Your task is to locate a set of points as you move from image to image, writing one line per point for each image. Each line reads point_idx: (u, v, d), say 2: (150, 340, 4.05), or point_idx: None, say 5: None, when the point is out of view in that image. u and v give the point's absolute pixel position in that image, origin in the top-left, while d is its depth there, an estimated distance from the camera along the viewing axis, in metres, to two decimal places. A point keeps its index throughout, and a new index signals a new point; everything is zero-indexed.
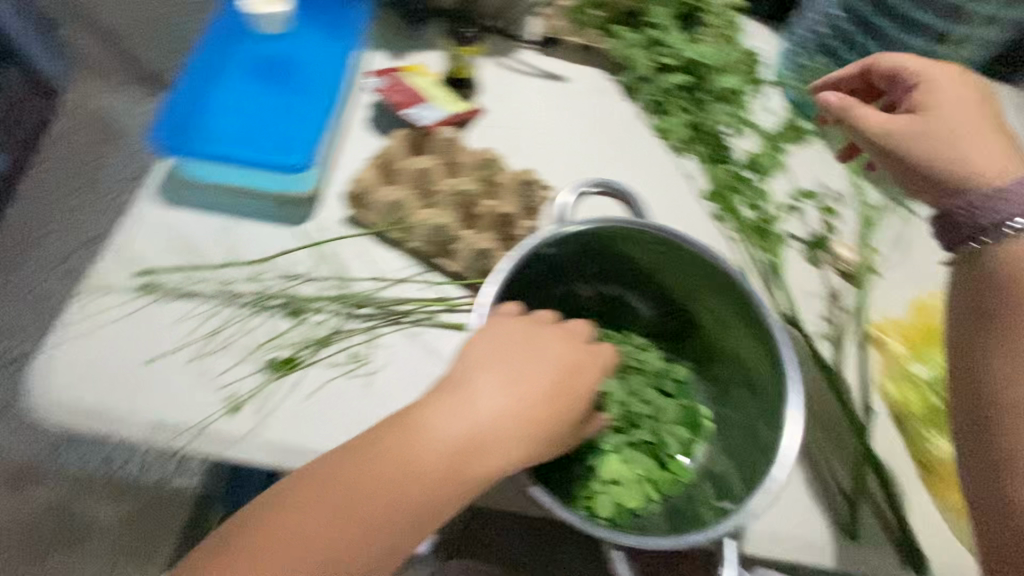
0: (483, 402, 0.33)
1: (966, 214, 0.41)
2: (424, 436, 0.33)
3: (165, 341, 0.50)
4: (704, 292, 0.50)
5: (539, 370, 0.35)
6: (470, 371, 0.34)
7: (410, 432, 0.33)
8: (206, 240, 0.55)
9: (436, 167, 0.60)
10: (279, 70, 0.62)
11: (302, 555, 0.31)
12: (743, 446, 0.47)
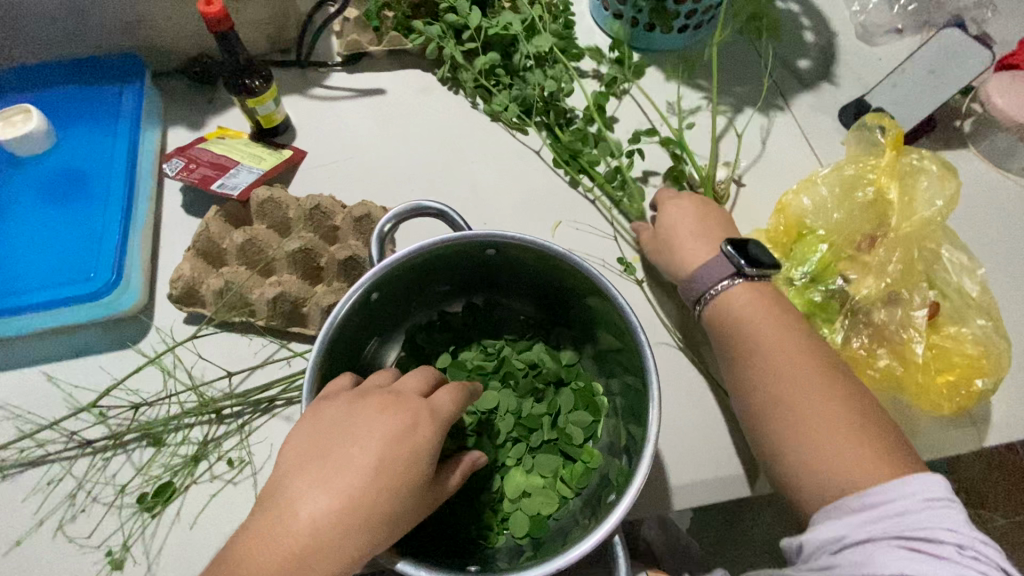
0: (317, 499, 0.32)
1: (689, 291, 0.52)
2: (271, 542, 0.31)
3: (26, 521, 0.46)
4: (556, 282, 0.48)
5: (363, 451, 0.33)
6: (318, 452, 0.34)
7: (261, 539, 0.31)
8: (50, 392, 0.51)
9: (261, 234, 0.56)
10: (61, 186, 0.57)
11: None
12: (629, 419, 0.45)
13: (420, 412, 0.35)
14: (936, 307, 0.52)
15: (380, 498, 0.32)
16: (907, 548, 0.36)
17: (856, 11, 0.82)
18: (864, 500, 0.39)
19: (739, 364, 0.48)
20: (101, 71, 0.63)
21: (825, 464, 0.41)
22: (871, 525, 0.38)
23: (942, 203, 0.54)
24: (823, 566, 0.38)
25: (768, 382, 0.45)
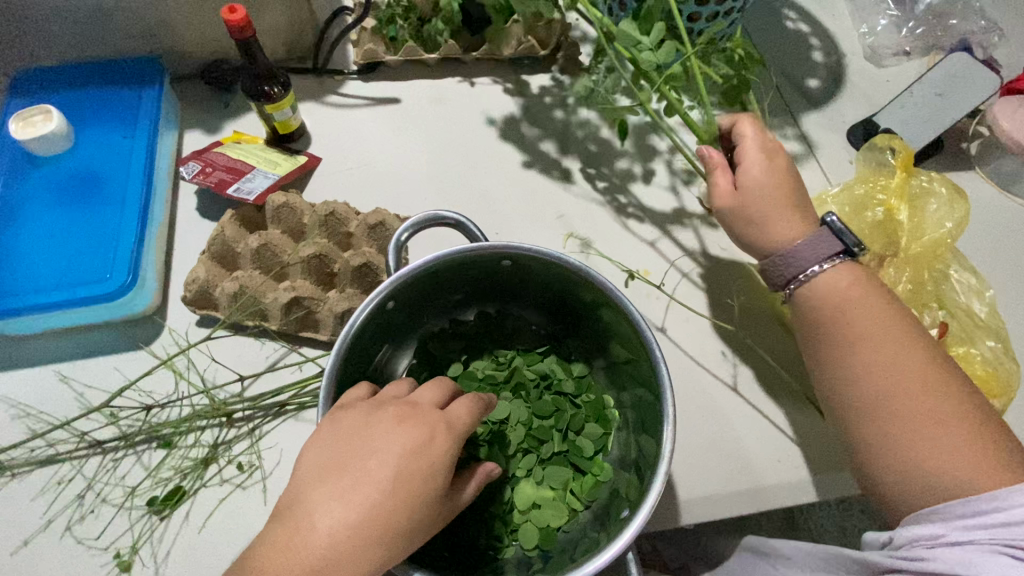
0: (336, 510, 0.32)
1: (780, 267, 0.47)
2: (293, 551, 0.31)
3: (35, 521, 0.46)
4: (572, 295, 0.48)
5: (380, 461, 0.33)
6: (344, 463, 0.33)
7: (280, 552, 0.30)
8: (64, 392, 0.51)
9: (276, 239, 0.56)
10: (79, 186, 0.57)
11: None
12: (644, 436, 0.45)
13: (437, 425, 0.35)
14: (946, 327, 0.52)
15: (395, 513, 0.32)
16: (1010, 555, 0.33)
17: (865, 34, 0.84)
18: (979, 505, 0.35)
19: (834, 361, 0.44)
20: (121, 73, 0.63)
21: (938, 470, 0.37)
22: (970, 524, 0.35)
23: (951, 225, 0.55)
24: (914, 558, 0.36)
25: (862, 383, 0.42)
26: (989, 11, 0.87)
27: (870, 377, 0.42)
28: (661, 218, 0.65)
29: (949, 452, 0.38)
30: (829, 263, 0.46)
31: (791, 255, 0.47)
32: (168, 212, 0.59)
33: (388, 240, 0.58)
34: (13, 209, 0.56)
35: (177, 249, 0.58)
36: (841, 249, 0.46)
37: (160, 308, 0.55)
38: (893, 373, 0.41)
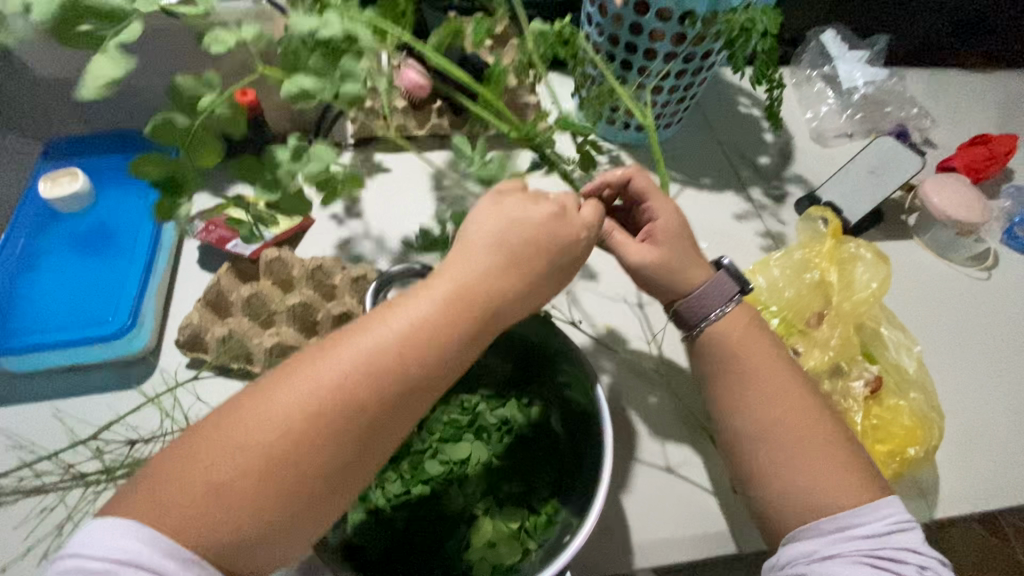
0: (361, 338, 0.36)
1: (690, 313, 0.52)
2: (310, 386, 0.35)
3: (14, 549, 0.49)
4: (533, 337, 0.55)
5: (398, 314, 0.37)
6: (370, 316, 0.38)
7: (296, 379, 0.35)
8: (57, 426, 0.55)
9: (265, 289, 0.62)
10: (93, 238, 0.64)
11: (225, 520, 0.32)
12: (590, 473, 0.48)
13: (453, 287, 0.39)
14: (879, 379, 0.56)
15: (413, 349, 0.36)
16: (870, 565, 0.41)
17: (810, 117, 0.95)
18: (841, 522, 0.43)
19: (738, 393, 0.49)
20: (141, 142, 0.72)
21: (818, 495, 0.44)
22: (841, 538, 0.42)
23: (877, 285, 0.61)
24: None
25: (759, 420, 0.47)
26: (919, 100, 0.98)
27: (765, 412, 0.47)
28: (599, 303, 0.68)
29: (833, 474, 0.44)
30: (726, 306, 0.52)
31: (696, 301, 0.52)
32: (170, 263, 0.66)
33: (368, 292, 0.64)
34: (31, 258, 0.62)
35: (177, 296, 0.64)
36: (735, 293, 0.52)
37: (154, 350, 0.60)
38: (785, 409, 0.47)
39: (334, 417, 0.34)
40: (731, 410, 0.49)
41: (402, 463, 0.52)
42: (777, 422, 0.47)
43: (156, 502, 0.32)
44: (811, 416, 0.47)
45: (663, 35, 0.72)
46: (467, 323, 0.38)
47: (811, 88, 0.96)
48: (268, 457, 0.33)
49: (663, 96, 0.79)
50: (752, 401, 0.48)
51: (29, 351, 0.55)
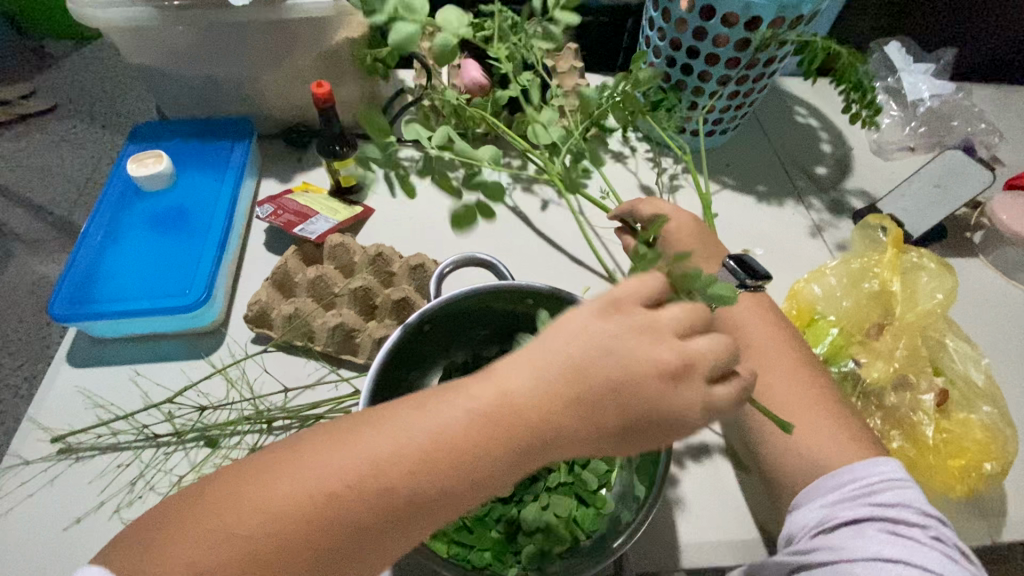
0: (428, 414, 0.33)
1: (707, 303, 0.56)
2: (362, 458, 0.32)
3: (90, 501, 0.52)
4: None
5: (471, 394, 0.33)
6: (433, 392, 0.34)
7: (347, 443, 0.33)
8: (134, 388, 0.58)
9: (329, 271, 0.64)
10: (170, 217, 0.68)
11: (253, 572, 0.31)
12: (645, 463, 0.48)
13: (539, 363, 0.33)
14: (945, 393, 0.55)
15: (478, 434, 0.32)
16: (887, 531, 0.41)
17: (871, 130, 0.93)
18: (841, 478, 0.44)
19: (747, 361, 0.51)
20: (218, 129, 0.76)
21: (823, 458, 0.45)
22: (851, 502, 0.42)
23: (941, 295, 0.60)
24: (810, 550, 0.42)
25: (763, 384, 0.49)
26: (989, 116, 0.95)
27: (775, 378, 0.49)
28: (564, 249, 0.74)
29: (836, 439, 0.46)
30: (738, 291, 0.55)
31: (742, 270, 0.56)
32: (240, 243, 0.69)
33: (425, 280, 0.65)
34: (115, 231, 0.66)
35: (247, 274, 0.67)
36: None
37: (222, 323, 0.63)
38: (792, 378, 0.49)
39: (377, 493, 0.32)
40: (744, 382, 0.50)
41: None
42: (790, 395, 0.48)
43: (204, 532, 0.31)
44: (816, 386, 0.49)
45: (727, 40, 0.71)
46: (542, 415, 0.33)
47: (873, 100, 0.94)
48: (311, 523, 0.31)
49: (722, 101, 0.79)
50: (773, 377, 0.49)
51: (112, 316, 0.59)
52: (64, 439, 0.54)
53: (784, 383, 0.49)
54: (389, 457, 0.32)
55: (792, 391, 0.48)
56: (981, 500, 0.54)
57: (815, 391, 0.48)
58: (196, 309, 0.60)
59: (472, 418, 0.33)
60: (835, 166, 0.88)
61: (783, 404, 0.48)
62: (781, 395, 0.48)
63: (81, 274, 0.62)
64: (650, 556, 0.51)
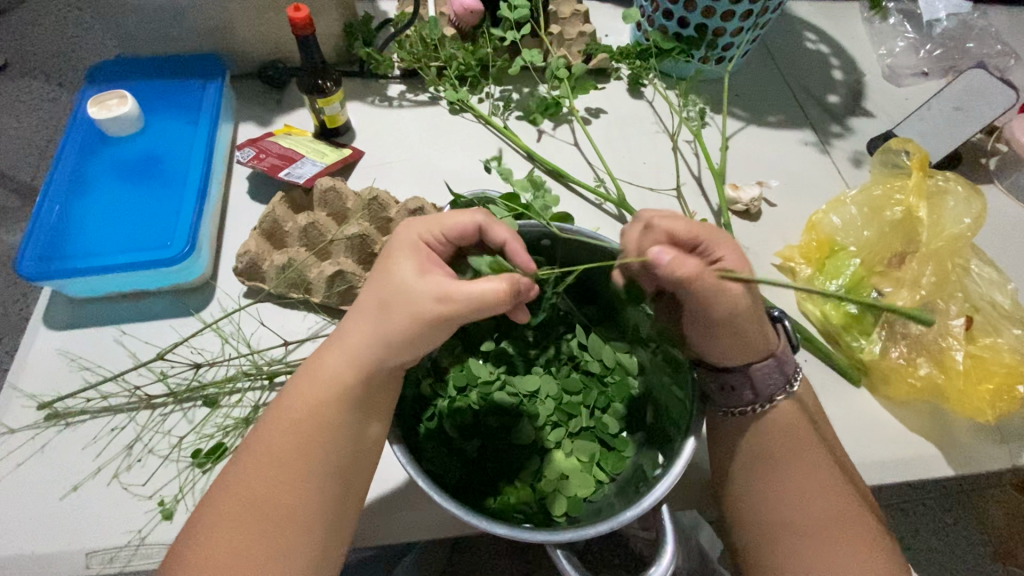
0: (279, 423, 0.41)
1: (768, 379, 0.46)
2: (238, 490, 0.39)
3: (86, 467, 0.49)
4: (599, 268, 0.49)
5: (294, 410, 0.41)
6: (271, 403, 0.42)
7: (229, 486, 0.40)
8: (121, 349, 0.55)
9: (322, 219, 0.59)
10: (140, 166, 0.62)
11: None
12: (665, 416, 0.47)
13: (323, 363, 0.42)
14: (970, 319, 0.54)
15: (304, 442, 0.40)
16: None
17: (883, 54, 0.88)
18: None
19: (763, 458, 0.46)
20: (187, 68, 0.69)
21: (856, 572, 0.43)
22: None
23: (970, 220, 0.58)
24: None
25: (779, 477, 0.46)
26: (1003, 37, 0.90)
27: (794, 477, 0.45)
28: (481, 153, 0.72)
29: (869, 547, 0.44)
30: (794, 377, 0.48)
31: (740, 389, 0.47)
32: (221, 191, 0.64)
33: None
34: (81, 183, 0.60)
35: (235, 224, 0.63)
36: (789, 375, 0.47)
37: (211, 277, 0.59)
38: (801, 476, 0.45)
39: (247, 510, 0.39)
40: (779, 486, 0.45)
41: (471, 394, 0.51)
42: (775, 432, 0.47)
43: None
44: (839, 477, 0.45)
45: None
46: (344, 390, 0.40)
47: (885, 23, 0.89)
48: (235, 545, 0.38)
49: (733, 25, 0.72)
50: (775, 493, 0.45)
51: (90, 273, 0.54)
52: (51, 405, 0.50)
53: (795, 474, 0.45)
54: (334, 400, 0.41)
55: (815, 486, 0.45)
56: (1002, 426, 0.53)
57: (823, 479, 0.45)
58: (180, 263, 0.55)
59: (287, 426, 0.41)
60: (847, 92, 0.84)
61: (812, 503, 0.45)
62: (802, 491, 0.45)
63: (50, 229, 0.57)
64: (685, 491, 0.52)
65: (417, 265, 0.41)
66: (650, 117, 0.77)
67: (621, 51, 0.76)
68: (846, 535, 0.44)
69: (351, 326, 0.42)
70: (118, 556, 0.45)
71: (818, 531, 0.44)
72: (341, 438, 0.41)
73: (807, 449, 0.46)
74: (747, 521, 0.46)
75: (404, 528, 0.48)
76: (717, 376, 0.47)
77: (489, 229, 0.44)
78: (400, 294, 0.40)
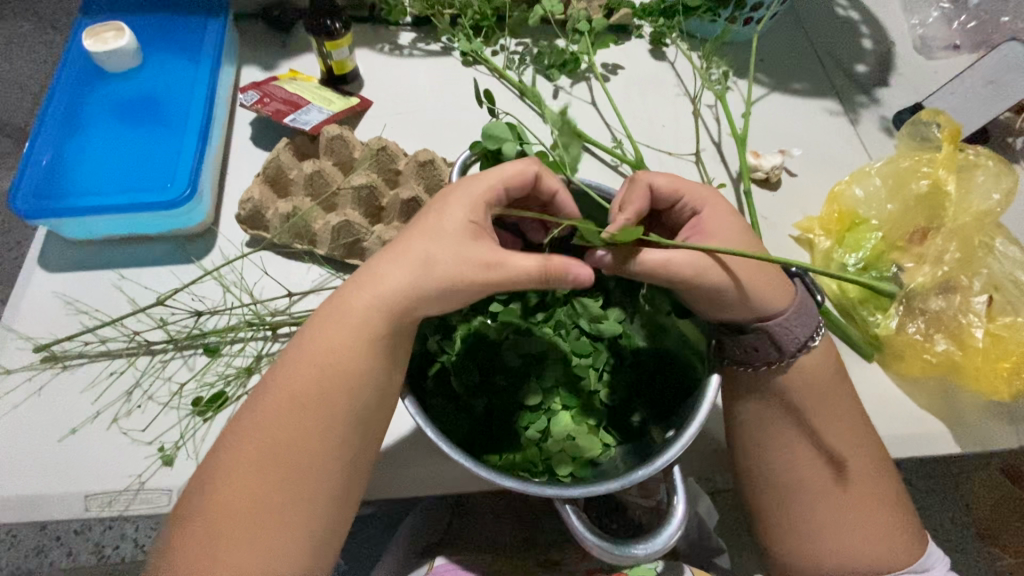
0: (284, 373, 0.40)
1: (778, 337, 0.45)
2: (241, 442, 0.38)
3: (85, 411, 0.48)
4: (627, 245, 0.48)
5: (302, 361, 0.40)
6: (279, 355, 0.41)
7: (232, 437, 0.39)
8: (119, 293, 0.53)
9: (328, 168, 0.57)
10: (139, 104, 0.59)
11: (236, 527, 0.37)
12: (681, 384, 0.46)
13: (331, 316, 0.40)
14: (992, 297, 0.53)
15: (310, 396, 0.39)
16: None
17: (915, 24, 0.84)
18: None
19: (779, 425, 0.46)
20: (187, 2, 0.66)
21: (864, 525, 0.45)
22: None
23: (999, 196, 0.56)
24: None
25: (794, 441, 0.46)
26: None
27: (807, 441, 0.46)
28: (494, 107, 0.69)
29: (879, 502, 0.45)
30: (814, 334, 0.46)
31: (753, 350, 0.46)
32: (223, 135, 0.61)
33: (436, 179, 0.58)
34: (76, 120, 0.58)
35: (238, 171, 0.60)
36: (794, 349, 0.45)
37: (212, 223, 0.57)
38: (816, 437, 0.46)
39: (250, 461, 0.38)
40: (791, 449, 0.46)
41: (478, 354, 0.49)
42: (787, 402, 0.46)
43: (207, 522, 0.37)
44: (853, 441, 0.46)
45: None
46: (353, 342, 0.39)
47: None
48: (239, 494, 0.37)
49: None
50: (782, 452, 0.46)
51: (85, 213, 0.52)
52: (48, 347, 0.49)
53: (808, 436, 0.46)
54: (355, 349, 0.39)
55: (827, 448, 0.46)
56: (1014, 407, 0.53)
57: (837, 441, 0.46)
58: (181, 207, 0.53)
59: (292, 377, 0.39)
60: (876, 61, 0.80)
61: (825, 463, 0.46)
62: (814, 452, 0.46)
63: (44, 166, 0.55)
64: (693, 459, 0.51)
65: (471, 214, 0.40)
66: (671, 79, 0.74)
67: (644, 7, 0.73)
68: (856, 494, 0.45)
69: (387, 270, 0.40)
70: (118, 500, 0.44)
71: (828, 487, 0.45)
72: (355, 387, 0.39)
73: (821, 416, 0.46)
74: (759, 483, 0.47)
75: (411, 482, 0.48)
76: (735, 339, 0.46)
77: (543, 180, 0.42)
78: (451, 249, 0.39)
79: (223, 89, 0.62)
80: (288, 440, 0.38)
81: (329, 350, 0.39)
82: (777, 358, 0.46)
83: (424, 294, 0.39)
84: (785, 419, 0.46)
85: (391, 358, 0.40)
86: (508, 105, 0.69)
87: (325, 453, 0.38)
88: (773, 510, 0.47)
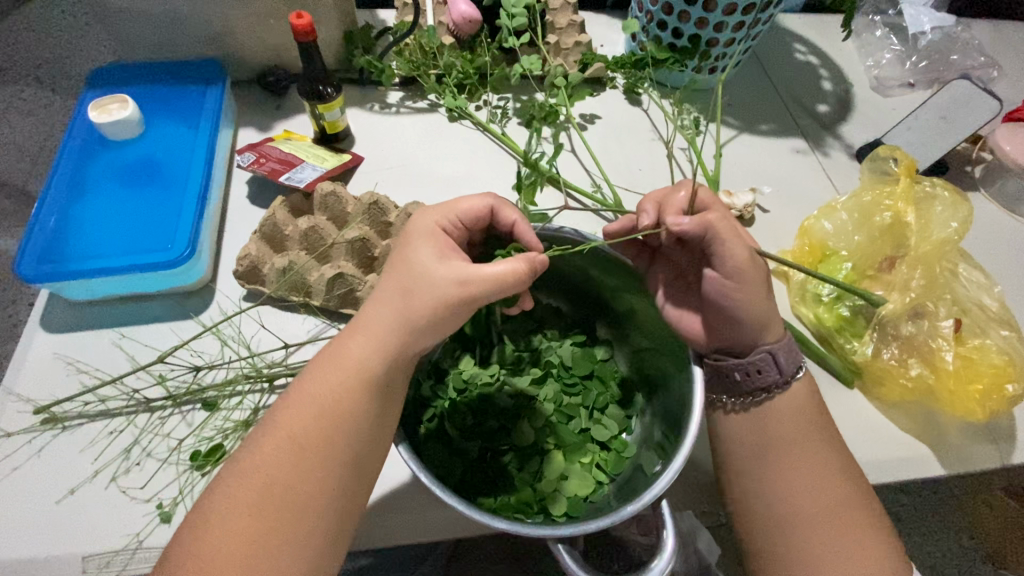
0: (280, 423, 0.41)
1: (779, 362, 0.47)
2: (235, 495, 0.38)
3: (83, 470, 0.48)
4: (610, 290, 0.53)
5: (297, 412, 0.41)
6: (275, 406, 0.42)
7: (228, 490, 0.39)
8: (121, 352, 0.55)
9: (323, 223, 0.60)
10: (140, 169, 0.62)
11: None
12: (669, 414, 0.47)
13: (326, 365, 0.42)
14: (959, 321, 0.56)
15: (305, 445, 0.40)
16: None
17: (870, 66, 0.89)
18: None
19: (767, 456, 0.47)
20: (187, 73, 0.70)
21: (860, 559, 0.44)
22: None
23: (956, 224, 0.60)
24: None
25: (780, 471, 0.47)
26: (988, 49, 0.92)
27: (795, 470, 0.47)
28: (479, 158, 0.73)
29: (870, 535, 0.45)
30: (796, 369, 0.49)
31: (759, 374, 0.47)
32: (221, 195, 0.64)
33: None
34: (81, 185, 0.61)
35: (236, 230, 0.63)
36: (790, 374, 0.48)
37: (210, 280, 0.59)
38: (802, 466, 0.47)
39: (244, 514, 0.38)
40: (778, 478, 0.47)
41: (471, 396, 0.51)
42: (771, 431, 0.48)
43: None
44: (837, 469, 0.46)
45: None
46: (347, 388, 0.40)
47: (873, 36, 0.91)
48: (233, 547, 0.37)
49: (726, 35, 0.73)
50: (776, 485, 0.47)
51: (88, 275, 0.54)
52: (48, 409, 0.50)
53: (796, 466, 0.47)
54: (352, 397, 0.40)
55: (815, 477, 0.46)
56: (993, 427, 0.54)
57: (824, 469, 0.46)
58: (180, 265, 0.55)
59: (287, 428, 0.40)
60: (837, 101, 0.86)
61: (815, 494, 0.46)
62: (803, 483, 0.46)
63: (49, 231, 0.57)
64: (685, 492, 0.52)
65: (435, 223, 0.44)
66: (646, 125, 0.78)
67: (615, 61, 0.78)
68: (847, 524, 0.45)
69: (377, 315, 0.41)
70: (116, 560, 0.44)
71: (820, 520, 0.45)
72: (349, 432, 0.40)
73: (806, 444, 0.47)
74: (750, 514, 0.47)
75: (408, 528, 0.48)
76: (735, 364, 0.48)
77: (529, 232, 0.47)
78: (426, 278, 0.40)
79: (221, 151, 0.66)
80: (280, 490, 0.39)
81: (323, 399, 0.40)
82: (775, 384, 0.48)
83: (418, 339, 0.41)
84: (773, 449, 0.47)
85: (385, 396, 0.41)
86: (492, 156, 0.73)
87: (320, 503, 0.39)
88: (767, 543, 0.47)
